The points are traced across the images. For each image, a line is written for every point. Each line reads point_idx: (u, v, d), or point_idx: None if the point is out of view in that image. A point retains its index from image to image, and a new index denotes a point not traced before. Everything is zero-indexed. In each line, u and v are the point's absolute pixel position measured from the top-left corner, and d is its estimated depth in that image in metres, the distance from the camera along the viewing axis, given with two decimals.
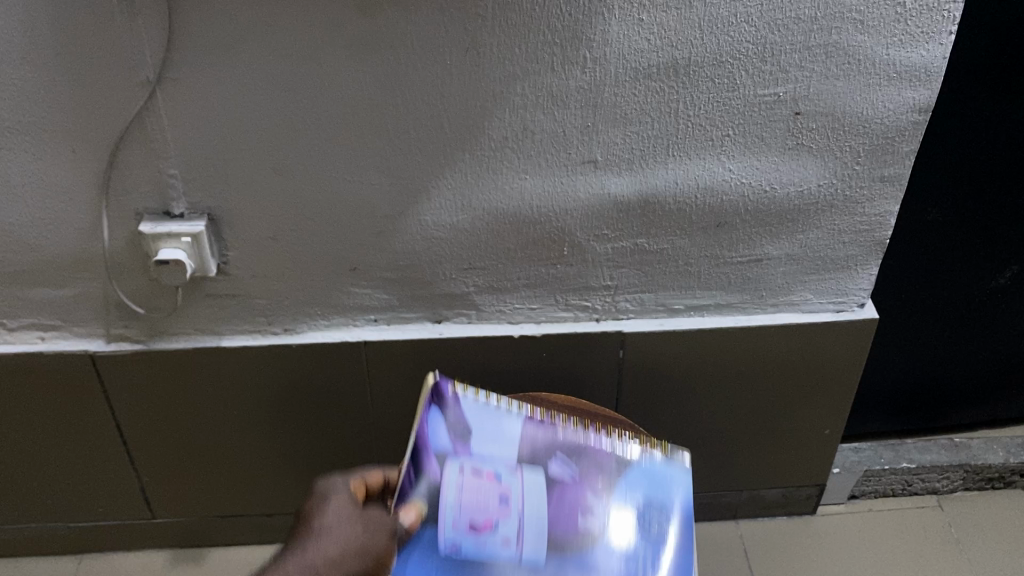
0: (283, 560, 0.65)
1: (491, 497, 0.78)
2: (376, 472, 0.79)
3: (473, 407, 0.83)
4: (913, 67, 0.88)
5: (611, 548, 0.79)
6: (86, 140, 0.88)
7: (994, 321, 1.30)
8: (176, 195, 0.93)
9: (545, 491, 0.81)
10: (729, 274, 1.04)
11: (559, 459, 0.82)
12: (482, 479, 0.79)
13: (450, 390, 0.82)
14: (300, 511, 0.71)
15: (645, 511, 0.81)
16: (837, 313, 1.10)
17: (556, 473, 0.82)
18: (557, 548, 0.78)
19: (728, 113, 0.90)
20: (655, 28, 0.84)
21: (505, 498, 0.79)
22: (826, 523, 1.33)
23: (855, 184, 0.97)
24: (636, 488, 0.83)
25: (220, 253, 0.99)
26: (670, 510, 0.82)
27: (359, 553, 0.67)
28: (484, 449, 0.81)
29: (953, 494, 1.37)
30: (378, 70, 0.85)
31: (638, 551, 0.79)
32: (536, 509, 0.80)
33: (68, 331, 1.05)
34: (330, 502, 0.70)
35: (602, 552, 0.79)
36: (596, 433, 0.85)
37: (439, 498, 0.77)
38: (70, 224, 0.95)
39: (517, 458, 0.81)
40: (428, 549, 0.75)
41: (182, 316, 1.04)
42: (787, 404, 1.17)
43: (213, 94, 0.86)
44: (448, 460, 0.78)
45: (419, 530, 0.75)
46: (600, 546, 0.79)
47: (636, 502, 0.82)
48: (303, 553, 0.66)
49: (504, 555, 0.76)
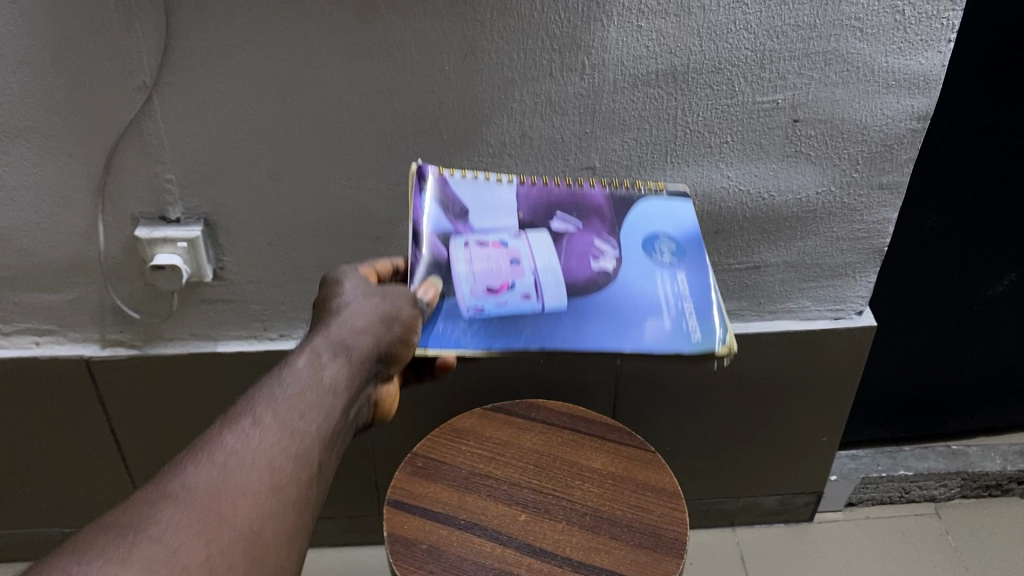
0: (307, 339, 0.62)
1: (502, 261, 0.78)
2: (382, 264, 0.79)
3: (467, 189, 0.82)
4: (912, 75, 0.88)
5: (626, 283, 0.79)
6: (81, 145, 0.88)
7: (992, 329, 1.30)
8: (172, 200, 0.93)
9: (551, 243, 0.80)
10: (727, 281, 1.04)
11: (558, 215, 0.82)
12: (487, 247, 0.79)
13: (433, 174, 0.82)
14: (317, 299, 0.70)
15: (656, 240, 0.82)
16: (835, 320, 1.09)
17: (559, 227, 0.81)
18: (575, 288, 0.77)
19: (727, 120, 0.90)
20: (654, 34, 0.84)
21: (515, 260, 0.78)
22: (823, 530, 1.33)
23: (853, 192, 0.97)
24: (640, 223, 0.83)
25: (216, 258, 0.98)
26: (672, 234, 0.83)
27: (384, 318, 0.67)
28: (480, 222, 0.80)
29: (950, 501, 1.37)
30: (376, 75, 0.85)
31: (665, 289, 0.78)
32: (547, 260, 0.79)
33: (63, 335, 1.05)
34: (348, 281, 0.71)
35: (613, 280, 0.79)
36: (587, 186, 0.86)
37: (450, 271, 0.76)
38: (65, 228, 0.94)
39: (516, 224, 0.81)
40: (450, 318, 0.74)
41: (178, 321, 1.04)
42: (784, 411, 1.17)
43: (210, 99, 0.86)
44: (451, 239, 0.78)
45: (439, 301, 0.75)
46: (613, 283, 0.79)
47: (635, 228, 0.83)
48: (330, 329, 0.63)
49: (526, 308, 0.75)
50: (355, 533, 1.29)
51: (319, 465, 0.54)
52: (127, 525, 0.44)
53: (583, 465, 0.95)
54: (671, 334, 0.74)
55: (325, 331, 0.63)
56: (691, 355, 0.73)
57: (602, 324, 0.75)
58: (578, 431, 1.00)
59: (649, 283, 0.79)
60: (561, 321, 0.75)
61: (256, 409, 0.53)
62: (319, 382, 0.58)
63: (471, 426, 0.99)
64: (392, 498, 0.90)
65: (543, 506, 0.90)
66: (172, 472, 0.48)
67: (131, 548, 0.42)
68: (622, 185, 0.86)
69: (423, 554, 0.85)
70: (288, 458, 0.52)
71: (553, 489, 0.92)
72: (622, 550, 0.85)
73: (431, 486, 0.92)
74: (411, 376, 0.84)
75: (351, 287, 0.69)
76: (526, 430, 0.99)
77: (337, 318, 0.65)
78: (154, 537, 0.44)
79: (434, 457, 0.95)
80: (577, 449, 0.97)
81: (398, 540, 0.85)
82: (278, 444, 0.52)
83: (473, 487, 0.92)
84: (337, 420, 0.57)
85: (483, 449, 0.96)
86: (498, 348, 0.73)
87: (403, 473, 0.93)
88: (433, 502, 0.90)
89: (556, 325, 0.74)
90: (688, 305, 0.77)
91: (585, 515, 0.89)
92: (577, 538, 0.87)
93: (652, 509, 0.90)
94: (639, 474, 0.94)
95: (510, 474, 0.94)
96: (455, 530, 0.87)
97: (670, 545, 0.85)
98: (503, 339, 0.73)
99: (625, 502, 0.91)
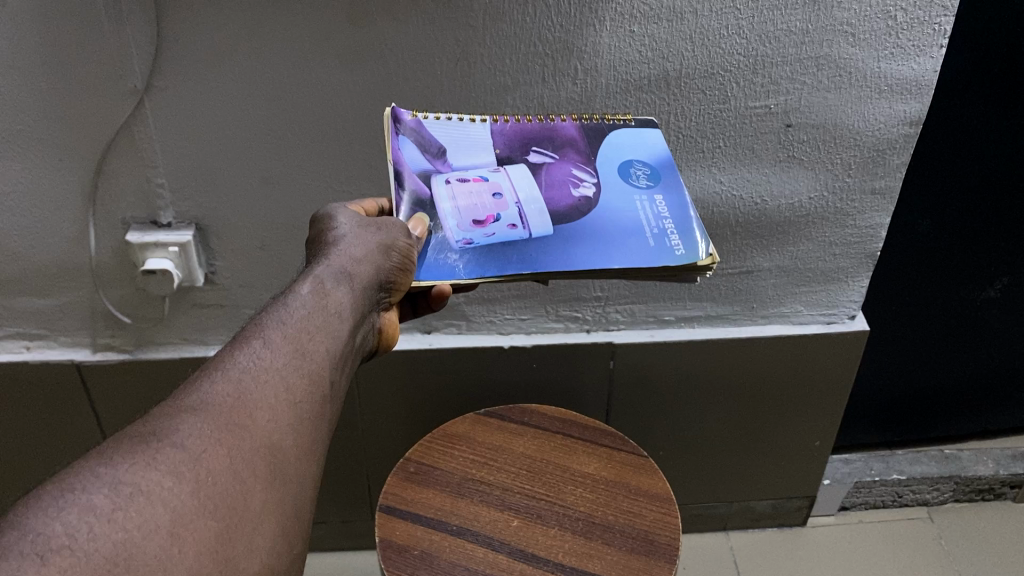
0: (307, 269, 0.60)
1: (484, 194, 0.73)
2: (366, 203, 0.76)
3: (441, 130, 0.77)
4: (905, 80, 0.88)
5: (607, 207, 0.73)
6: (72, 149, 0.87)
7: (984, 333, 1.30)
8: (163, 204, 0.93)
9: (530, 175, 0.75)
10: (720, 285, 1.04)
11: (535, 148, 0.77)
12: (469, 182, 0.74)
13: (408, 116, 0.76)
14: (309, 237, 0.68)
15: (631, 166, 0.77)
16: (827, 325, 1.10)
17: (537, 159, 0.76)
18: (559, 216, 0.72)
19: (719, 126, 0.90)
20: (647, 40, 0.84)
21: (498, 193, 0.73)
22: (816, 535, 1.33)
23: (845, 197, 0.97)
24: (616, 153, 0.78)
25: (208, 262, 0.98)
26: (647, 160, 0.78)
27: (384, 245, 0.65)
28: (461, 160, 0.75)
29: (943, 505, 1.37)
30: (368, 80, 0.85)
31: (644, 211, 0.73)
32: (528, 192, 0.74)
33: (54, 340, 1.04)
34: (341, 215, 0.68)
35: (596, 206, 0.73)
36: (561, 120, 0.81)
37: (434, 209, 0.72)
38: (56, 232, 0.94)
39: (495, 160, 0.76)
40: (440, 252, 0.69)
41: (169, 325, 1.04)
42: (778, 416, 1.17)
43: (201, 103, 0.85)
44: (433, 178, 0.73)
45: (428, 238, 0.70)
46: (594, 209, 0.73)
47: (612, 157, 0.78)
48: (330, 260, 0.61)
49: (514, 237, 0.70)
50: (347, 538, 1.28)
51: (331, 382, 0.53)
52: (150, 433, 0.44)
53: (575, 471, 0.95)
54: (653, 249, 0.68)
55: (325, 261, 0.61)
56: (676, 267, 0.67)
57: (583, 244, 0.69)
58: (571, 435, 0.99)
59: (630, 202, 0.74)
60: (550, 246, 0.69)
61: (265, 331, 0.52)
62: (323, 308, 0.56)
63: (464, 431, 0.99)
64: (384, 504, 0.90)
65: (535, 512, 0.90)
66: (187, 391, 0.47)
67: (157, 453, 0.42)
68: (596, 119, 0.81)
69: (415, 560, 0.84)
70: (301, 374, 0.51)
71: (546, 494, 0.92)
72: (615, 555, 0.85)
73: (424, 492, 0.91)
74: (409, 309, 0.79)
75: (346, 221, 0.67)
76: (519, 435, 0.99)
77: (335, 248, 0.63)
78: (178, 443, 0.43)
79: (427, 462, 0.95)
80: (570, 454, 0.97)
81: (390, 546, 0.85)
82: (290, 361, 0.51)
83: (465, 493, 0.92)
84: (343, 344, 0.56)
85: (476, 454, 0.96)
86: (492, 276, 0.67)
87: (396, 479, 0.93)
88: (425, 508, 0.90)
89: (545, 248, 0.69)
90: (668, 222, 0.71)
91: (578, 521, 0.89)
92: (570, 544, 0.87)
93: (645, 514, 0.89)
94: (632, 479, 0.94)
95: (503, 479, 0.94)
96: (447, 536, 0.87)
97: (662, 551, 0.85)
98: (495, 266, 0.67)
99: (617, 507, 0.90)
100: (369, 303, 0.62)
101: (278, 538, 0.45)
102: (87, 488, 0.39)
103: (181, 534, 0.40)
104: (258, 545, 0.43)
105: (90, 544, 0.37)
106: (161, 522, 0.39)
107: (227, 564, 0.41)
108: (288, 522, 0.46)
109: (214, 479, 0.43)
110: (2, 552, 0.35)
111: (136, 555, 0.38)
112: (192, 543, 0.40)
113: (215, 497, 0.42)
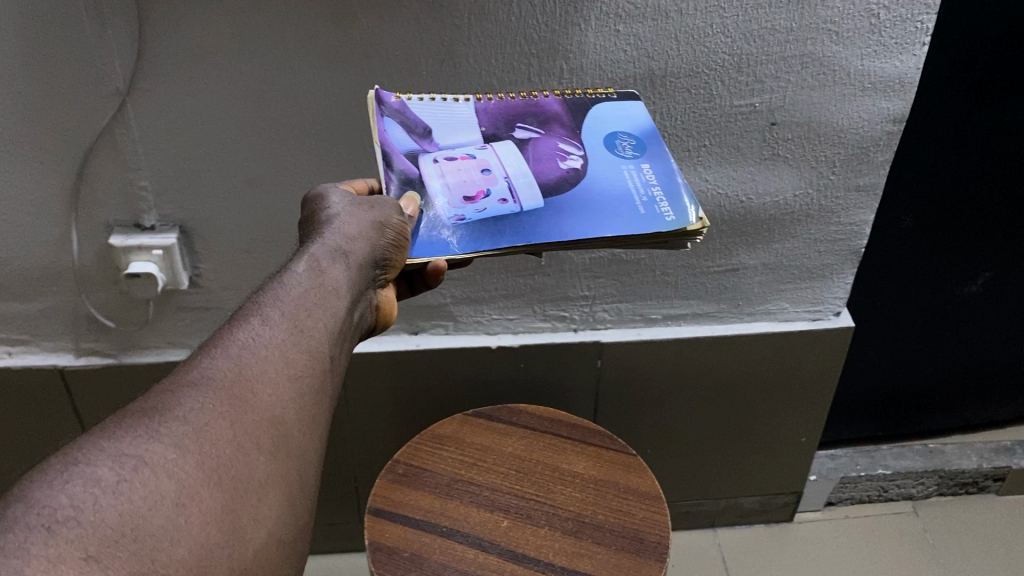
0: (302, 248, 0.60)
1: (472, 171, 0.73)
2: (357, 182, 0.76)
3: (425, 111, 0.77)
4: (888, 78, 0.89)
5: (596, 177, 0.73)
6: (53, 151, 0.86)
7: (967, 328, 1.31)
8: (147, 207, 0.92)
9: (517, 151, 0.75)
10: (706, 283, 1.04)
11: (521, 124, 0.77)
12: (456, 160, 0.73)
13: (391, 99, 0.77)
14: (301, 220, 0.67)
15: (617, 136, 0.77)
16: (812, 321, 1.10)
17: (524, 134, 0.76)
18: (548, 189, 0.72)
19: (705, 124, 0.90)
20: (632, 39, 0.84)
21: (486, 169, 0.73)
22: (803, 530, 1.34)
23: (830, 194, 0.97)
24: (601, 126, 0.78)
25: (192, 265, 0.97)
26: (631, 131, 0.77)
27: (378, 223, 0.64)
28: (447, 140, 0.75)
29: (928, 499, 1.38)
30: (353, 81, 0.84)
31: (633, 180, 0.73)
32: (517, 167, 0.74)
33: (36, 345, 1.03)
34: (333, 195, 0.68)
35: (584, 176, 0.73)
36: (544, 96, 0.80)
37: (422, 187, 0.71)
38: (37, 236, 0.93)
39: (481, 138, 0.76)
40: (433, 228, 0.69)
41: (154, 329, 1.03)
42: (764, 412, 1.17)
43: (184, 104, 0.85)
44: (420, 158, 0.73)
45: (419, 216, 0.69)
46: (582, 180, 0.73)
47: (597, 128, 0.77)
48: (324, 237, 0.61)
49: (505, 210, 0.69)
50: (335, 541, 1.27)
51: (330, 358, 0.52)
52: (153, 408, 0.43)
53: (565, 470, 0.95)
54: (643, 216, 0.68)
55: (318, 240, 0.60)
56: (666, 233, 0.67)
57: (573, 213, 0.69)
58: (560, 435, 0.99)
59: (618, 172, 0.74)
60: (540, 217, 0.69)
61: (262, 309, 0.51)
62: (321, 284, 0.56)
63: (452, 431, 0.99)
64: (372, 506, 0.90)
65: (525, 512, 0.90)
66: (187, 366, 0.47)
67: (161, 426, 0.42)
68: (580, 94, 0.81)
69: (405, 562, 0.84)
70: (301, 349, 0.50)
71: (535, 495, 0.92)
72: (605, 554, 0.85)
73: (413, 493, 0.91)
74: (405, 288, 0.78)
75: (338, 202, 0.67)
76: (508, 435, 0.99)
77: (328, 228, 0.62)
78: (182, 417, 0.43)
79: (415, 463, 0.94)
80: (559, 454, 0.97)
81: (379, 548, 0.85)
82: (289, 338, 0.50)
83: (455, 494, 0.91)
84: (341, 319, 0.56)
85: (465, 455, 0.96)
86: (487, 250, 0.66)
87: (384, 481, 0.92)
88: (414, 509, 0.89)
89: (537, 221, 0.68)
90: (657, 189, 0.71)
91: (568, 521, 0.89)
92: (560, 544, 0.87)
93: (634, 513, 0.90)
94: (621, 478, 0.94)
95: (492, 480, 0.93)
96: (437, 537, 0.87)
97: (652, 550, 0.85)
98: (489, 240, 0.67)
99: (607, 506, 0.91)
100: (365, 280, 0.62)
101: (284, 506, 0.44)
102: (92, 460, 0.39)
103: (188, 504, 0.39)
104: (264, 515, 0.43)
105: (98, 513, 0.36)
106: (167, 493, 0.39)
107: (235, 536, 0.41)
108: (292, 492, 0.45)
109: (217, 449, 0.42)
110: (10, 524, 0.35)
111: (143, 526, 0.37)
112: (198, 513, 0.40)
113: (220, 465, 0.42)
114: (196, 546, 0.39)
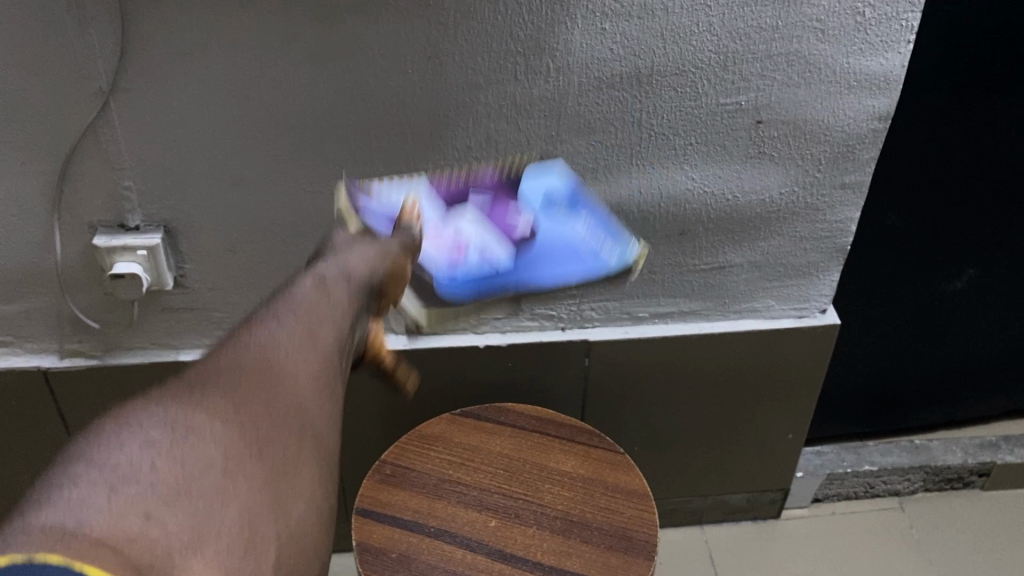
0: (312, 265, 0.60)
1: (443, 232, 0.80)
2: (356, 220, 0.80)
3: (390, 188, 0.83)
4: (873, 76, 0.89)
5: (549, 233, 0.83)
6: (36, 151, 0.86)
7: (952, 324, 1.32)
8: (131, 207, 0.91)
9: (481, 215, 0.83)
10: (694, 281, 1.04)
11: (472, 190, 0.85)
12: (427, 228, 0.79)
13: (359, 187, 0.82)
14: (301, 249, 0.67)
15: (555, 196, 0.88)
16: (799, 318, 1.10)
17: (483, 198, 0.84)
18: (512, 245, 0.83)
19: (691, 122, 0.90)
20: (618, 37, 0.84)
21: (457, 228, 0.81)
22: (790, 527, 1.34)
23: (816, 191, 0.98)
24: (539, 189, 0.88)
25: (177, 265, 0.97)
26: (562, 195, 0.88)
27: (379, 251, 0.65)
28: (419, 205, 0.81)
29: (914, 495, 1.39)
30: (338, 79, 0.84)
31: (579, 236, 0.84)
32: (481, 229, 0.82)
33: (19, 347, 1.02)
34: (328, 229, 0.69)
35: (538, 238, 0.83)
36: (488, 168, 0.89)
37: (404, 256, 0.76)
38: (20, 236, 0.92)
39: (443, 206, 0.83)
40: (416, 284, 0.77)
41: (139, 330, 1.02)
42: (752, 409, 1.17)
43: (169, 103, 0.84)
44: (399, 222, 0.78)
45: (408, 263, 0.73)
46: (536, 241, 0.83)
47: (539, 190, 0.87)
48: (332, 255, 0.61)
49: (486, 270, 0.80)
50: None
51: (348, 361, 0.52)
52: (186, 382, 0.44)
53: (553, 469, 0.95)
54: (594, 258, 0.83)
55: (325, 260, 0.60)
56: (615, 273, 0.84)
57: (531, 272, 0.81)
58: (548, 433, 0.99)
59: (568, 225, 0.85)
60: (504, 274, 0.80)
61: (282, 311, 0.52)
62: (337, 294, 0.56)
63: (440, 431, 0.99)
64: (360, 506, 0.89)
65: (513, 511, 0.90)
66: (214, 355, 0.48)
67: (199, 395, 0.42)
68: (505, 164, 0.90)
69: (392, 563, 0.84)
70: (321, 345, 0.50)
71: (523, 494, 0.92)
72: (593, 553, 0.86)
73: (401, 493, 0.91)
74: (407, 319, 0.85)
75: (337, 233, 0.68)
76: (496, 433, 0.99)
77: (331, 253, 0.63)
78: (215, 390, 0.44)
79: (403, 463, 0.94)
80: (547, 452, 0.97)
81: (367, 549, 0.85)
82: (308, 336, 0.50)
83: (442, 493, 0.91)
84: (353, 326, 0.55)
85: (453, 455, 0.96)
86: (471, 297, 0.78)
87: (372, 481, 0.92)
88: (402, 510, 0.89)
89: (518, 272, 0.81)
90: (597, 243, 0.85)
91: (556, 520, 0.89)
92: (548, 543, 0.87)
93: (622, 512, 0.90)
94: (609, 476, 0.94)
95: (480, 480, 0.93)
96: (425, 537, 0.87)
97: (640, 549, 0.85)
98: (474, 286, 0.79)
99: (595, 504, 0.91)
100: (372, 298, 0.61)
101: (320, 494, 0.44)
102: (144, 425, 0.39)
103: (234, 472, 0.40)
104: (306, 491, 0.43)
105: (151, 473, 0.37)
106: (214, 457, 0.39)
107: (277, 506, 0.41)
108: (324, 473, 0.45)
109: (254, 421, 0.43)
110: (65, 483, 0.35)
111: (190, 485, 0.37)
112: (244, 480, 0.40)
113: (257, 434, 0.42)
114: (244, 510, 0.39)
